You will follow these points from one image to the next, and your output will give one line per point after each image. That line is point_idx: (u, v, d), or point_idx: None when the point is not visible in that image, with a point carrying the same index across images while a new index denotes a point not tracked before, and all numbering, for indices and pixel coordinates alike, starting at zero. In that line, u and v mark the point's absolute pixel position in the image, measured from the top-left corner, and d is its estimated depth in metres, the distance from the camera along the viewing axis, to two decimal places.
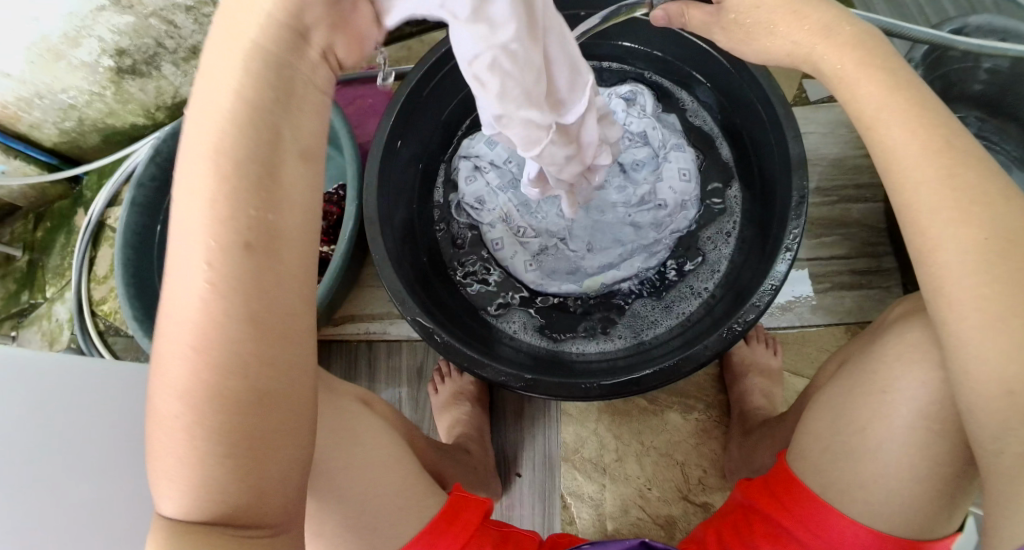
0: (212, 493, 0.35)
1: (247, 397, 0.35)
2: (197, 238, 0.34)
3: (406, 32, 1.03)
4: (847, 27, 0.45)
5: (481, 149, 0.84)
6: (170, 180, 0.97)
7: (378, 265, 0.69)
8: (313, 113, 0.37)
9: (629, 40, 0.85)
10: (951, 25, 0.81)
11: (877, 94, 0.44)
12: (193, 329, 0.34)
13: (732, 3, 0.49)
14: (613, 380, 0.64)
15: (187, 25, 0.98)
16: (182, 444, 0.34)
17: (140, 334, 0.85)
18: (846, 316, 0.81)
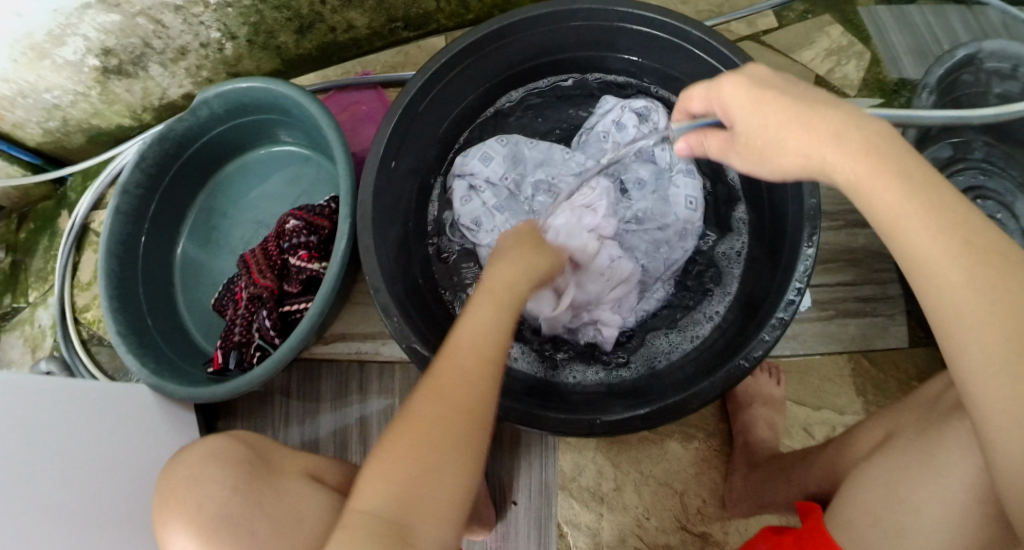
0: (408, 492, 0.47)
1: (462, 417, 0.49)
2: (475, 329, 0.53)
3: (403, 38, 1.04)
4: (856, 131, 0.42)
5: (475, 166, 0.83)
6: (158, 186, 0.93)
7: (372, 289, 0.68)
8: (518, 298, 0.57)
9: (636, 54, 0.83)
10: (965, 50, 0.77)
11: (894, 203, 0.40)
12: (452, 369, 0.51)
13: (741, 124, 0.48)
14: (614, 416, 0.62)
15: (175, 24, 0.93)
16: (404, 447, 0.48)
17: (124, 350, 0.81)
18: (850, 344, 0.79)
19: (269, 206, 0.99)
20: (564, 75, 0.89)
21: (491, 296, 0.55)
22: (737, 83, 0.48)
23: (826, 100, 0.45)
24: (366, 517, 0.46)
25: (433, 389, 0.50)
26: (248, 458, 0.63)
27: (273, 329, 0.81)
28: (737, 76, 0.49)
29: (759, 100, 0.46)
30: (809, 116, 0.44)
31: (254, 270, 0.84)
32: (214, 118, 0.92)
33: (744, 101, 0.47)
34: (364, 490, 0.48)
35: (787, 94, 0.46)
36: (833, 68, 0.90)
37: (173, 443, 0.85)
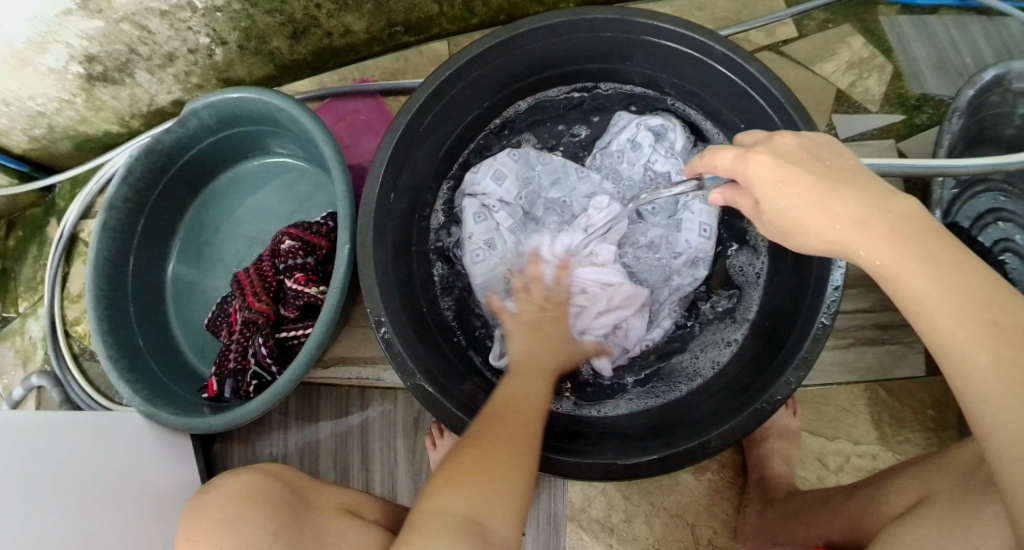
0: (472, 493, 0.48)
1: (514, 429, 0.53)
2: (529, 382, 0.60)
3: (403, 43, 0.99)
4: (881, 219, 0.43)
5: (487, 186, 0.82)
6: (147, 199, 0.89)
7: (373, 321, 0.65)
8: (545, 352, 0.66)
9: (653, 67, 0.78)
10: (994, 70, 0.73)
11: (920, 291, 0.41)
12: (508, 400, 0.56)
13: (765, 206, 0.48)
14: (635, 460, 0.59)
15: (162, 30, 0.88)
16: (466, 455, 0.51)
17: (115, 377, 0.78)
18: (866, 373, 0.78)
19: (263, 222, 0.95)
20: (574, 86, 0.85)
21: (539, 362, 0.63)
22: (765, 158, 0.47)
23: (852, 177, 0.46)
24: (442, 515, 0.47)
25: (498, 418, 0.54)
26: (286, 498, 0.59)
27: (269, 356, 0.78)
28: (763, 148, 0.48)
29: (781, 181, 0.46)
30: (834, 198, 0.45)
31: (249, 292, 0.81)
32: (204, 129, 0.88)
33: (767, 180, 0.47)
34: (436, 493, 0.49)
35: (813, 170, 0.46)
36: (854, 82, 0.87)
37: (172, 470, 0.83)
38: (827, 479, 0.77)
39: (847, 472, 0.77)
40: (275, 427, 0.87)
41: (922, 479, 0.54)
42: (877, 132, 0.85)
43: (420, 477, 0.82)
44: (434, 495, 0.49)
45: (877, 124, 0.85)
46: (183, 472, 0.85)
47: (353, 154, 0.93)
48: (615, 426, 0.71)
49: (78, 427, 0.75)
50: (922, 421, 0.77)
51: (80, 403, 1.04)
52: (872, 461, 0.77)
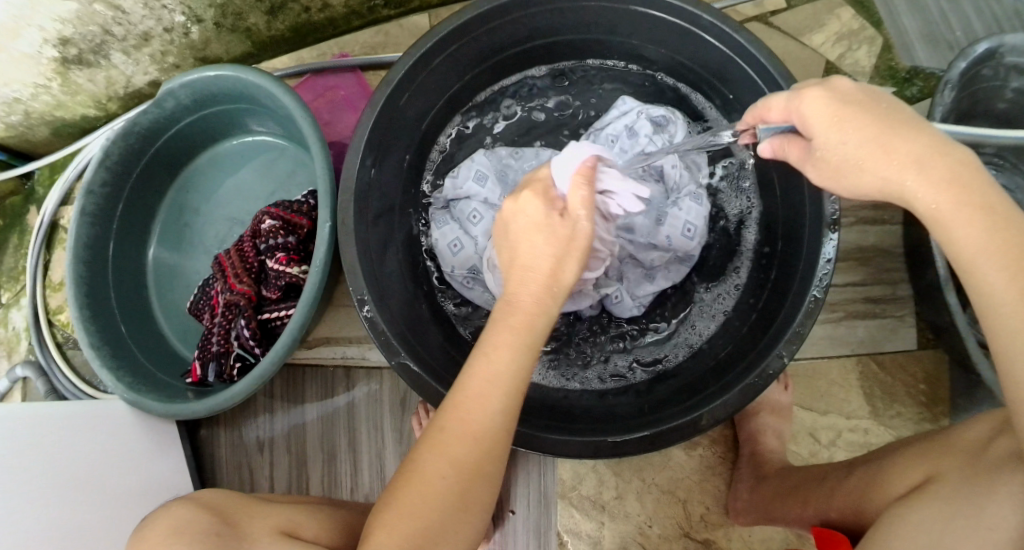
0: (412, 535, 0.47)
1: (466, 447, 0.48)
2: (493, 356, 0.49)
3: (383, 16, 0.96)
4: (941, 161, 0.42)
5: (471, 189, 0.81)
6: (125, 183, 0.87)
7: (355, 300, 0.64)
8: (543, 232, 0.51)
9: (640, 40, 0.77)
10: (986, 44, 0.70)
11: (974, 238, 0.42)
12: (466, 405, 0.48)
13: (819, 141, 0.46)
14: (639, 434, 0.58)
15: (136, 10, 0.85)
16: (417, 493, 0.48)
17: (97, 363, 0.77)
18: (859, 347, 0.77)
19: (246, 203, 0.93)
20: (557, 64, 0.85)
21: (508, 325, 0.49)
22: (823, 93, 0.45)
23: (909, 117, 0.45)
24: None
25: (449, 431, 0.48)
26: (217, 530, 0.56)
27: (251, 339, 0.77)
28: (820, 86, 0.46)
29: (839, 117, 0.44)
30: (893, 136, 0.43)
31: (230, 273, 0.79)
32: (181, 109, 0.85)
33: (824, 116, 0.45)
34: (384, 521, 0.48)
35: (868, 109, 0.45)
36: (844, 54, 0.85)
37: (160, 458, 0.82)
38: (820, 453, 0.76)
39: (840, 447, 0.76)
40: (261, 410, 0.86)
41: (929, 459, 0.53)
42: None
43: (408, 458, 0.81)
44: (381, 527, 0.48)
45: None
46: (171, 458, 0.84)
47: (332, 132, 0.91)
48: (618, 403, 0.69)
49: (65, 415, 0.74)
50: (913, 394, 0.76)
51: (65, 392, 1.02)
52: (864, 435, 0.76)
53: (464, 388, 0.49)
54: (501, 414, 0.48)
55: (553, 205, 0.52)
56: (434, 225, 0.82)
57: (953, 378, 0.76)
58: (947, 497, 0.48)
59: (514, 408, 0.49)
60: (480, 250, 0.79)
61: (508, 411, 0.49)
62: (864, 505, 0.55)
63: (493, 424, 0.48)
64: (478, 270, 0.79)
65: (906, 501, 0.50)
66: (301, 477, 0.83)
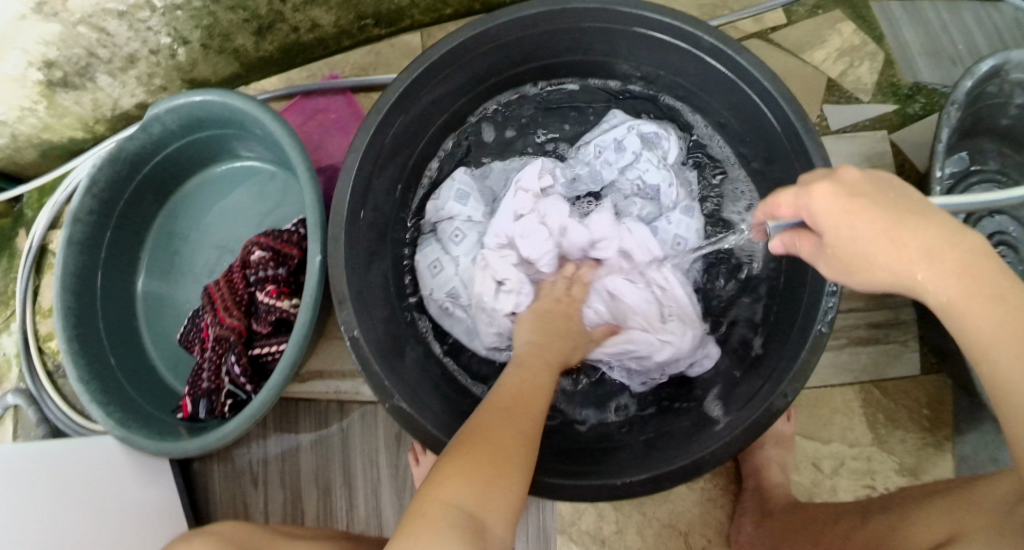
0: (476, 479, 0.46)
1: (513, 409, 0.53)
2: (528, 361, 0.59)
3: (373, 35, 0.94)
4: (949, 251, 0.41)
5: (453, 209, 0.78)
6: (113, 211, 0.85)
7: (347, 338, 0.62)
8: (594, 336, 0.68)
9: (642, 61, 0.74)
10: (992, 61, 0.67)
11: (988, 331, 0.40)
12: (511, 387, 0.55)
13: (828, 237, 0.45)
14: (641, 477, 0.56)
15: (121, 32, 0.83)
16: (479, 442, 0.49)
17: (87, 399, 0.75)
18: (862, 375, 0.75)
19: (233, 229, 0.91)
20: (557, 79, 0.80)
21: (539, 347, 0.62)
22: (830, 189, 0.44)
23: (919, 205, 0.43)
24: (451, 507, 0.44)
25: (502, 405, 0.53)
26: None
27: (242, 374, 0.75)
28: (826, 179, 0.45)
29: (848, 211, 0.43)
30: (901, 228, 0.42)
31: (219, 306, 0.77)
32: (168, 134, 0.83)
33: (833, 211, 0.44)
34: (440, 483, 0.46)
35: (877, 200, 0.43)
36: (845, 70, 0.82)
37: (150, 493, 0.80)
38: (823, 483, 0.74)
39: (843, 476, 0.74)
40: (253, 442, 0.84)
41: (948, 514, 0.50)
42: (870, 123, 0.81)
43: (403, 493, 0.80)
44: (437, 485, 0.46)
45: (869, 114, 0.81)
46: (162, 493, 0.82)
47: (319, 155, 0.89)
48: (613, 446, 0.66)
49: (52, 454, 0.72)
50: (917, 421, 0.74)
51: (56, 421, 1.00)
52: (867, 463, 0.74)
53: (506, 380, 0.57)
54: (543, 403, 0.56)
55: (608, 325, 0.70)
56: (421, 251, 0.79)
57: (957, 404, 0.74)
58: None
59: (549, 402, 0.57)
60: (462, 275, 0.77)
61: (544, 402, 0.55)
62: None
63: (537, 403, 0.54)
64: (458, 293, 0.77)
65: None
66: (293, 512, 0.82)
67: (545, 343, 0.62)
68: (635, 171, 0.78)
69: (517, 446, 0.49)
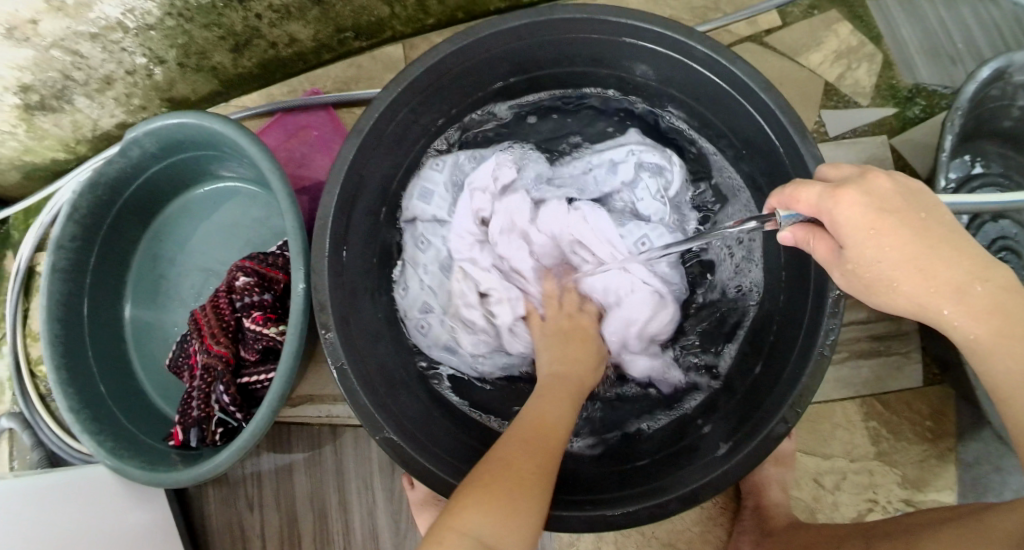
0: (497, 506, 0.45)
1: (530, 439, 0.52)
2: (546, 395, 0.60)
3: (354, 48, 0.92)
4: (980, 288, 0.40)
5: (418, 209, 0.76)
6: (95, 236, 0.83)
7: (333, 368, 0.60)
8: (588, 347, 0.68)
9: (640, 73, 0.72)
10: (995, 64, 0.65)
11: (1015, 375, 0.40)
12: (533, 420, 0.55)
13: (850, 253, 0.42)
14: (631, 506, 0.56)
15: (95, 54, 0.81)
16: (503, 473, 0.48)
17: (76, 429, 0.74)
18: (863, 387, 0.74)
19: (220, 251, 0.90)
20: (553, 91, 0.78)
21: (561, 383, 0.62)
22: (857, 198, 0.41)
23: (952, 228, 0.42)
24: (469, 538, 0.44)
25: (526, 434, 0.53)
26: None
27: (231, 404, 0.74)
28: (854, 185, 0.42)
29: (875, 230, 0.41)
30: (932, 257, 0.41)
31: (206, 333, 0.75)
32: (148, 158, 0.81)
33: (861, 229, 0.41)
34: (459, 510, 0.45)
35: (909, 221, 0.41)
36: (843, 73, 0.80)
37: (146, 521, 0.80)
38: (824, 498, 0.73)
39: (844, 491, 0.73)
40: (247, 463, 0.84)
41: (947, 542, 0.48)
42: (869, 128, 0.79)
43: (400, 516, 0.80)
44: (456, 511, 0.46)
45: (868, 118, 0.79)
46: (156, 519, 0.82)
47: (304, 173, 0.87)
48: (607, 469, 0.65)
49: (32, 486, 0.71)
50: (919, 432, 0.73)
51: (51, 444, 1.00)
52: (869, 477, 0.73)
53: (531, 409, 0.57)
54: (566, 435, 0.55)
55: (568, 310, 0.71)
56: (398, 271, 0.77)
57: (959, 415, 0.73)
58: None
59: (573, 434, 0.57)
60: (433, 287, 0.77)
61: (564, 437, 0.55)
62: None
63: (560, 436, 0.54)
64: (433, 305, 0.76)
65: None
66: (292, 536, 0.82)
67: (564, 374, 0.63)
68: (628, 197, 0.77)
69: (537, 478, 0.49)
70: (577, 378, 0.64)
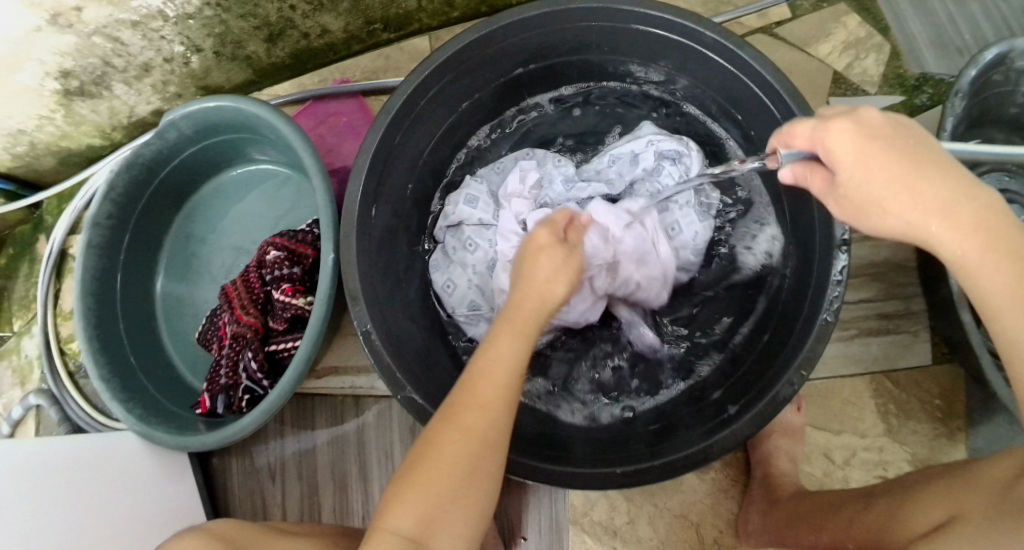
0: (418, 505, 0.47)
1: (463, 413, 0.49)
2: (500, 335, 0.52)
3: (382, 40, 0.96)
4: (966, 207, 0.42)
5: (463, 213, 0.80)
6: (131, 215, 0.87)
7: (359, 332, 0.63)
8: (556, 258, 0.55)
9: (656, 64, 0.76)
10: (997, 48, 0.69)
11: (1004, 288, 0.41)
12: (474, 381, 0.50)
13: (842, 176, 0.45)
14: (627, 468, 0.58)
15: (134, 41, 0.85)
16: (428, 463, 0.49)
17: (108, 396, 0.77)
18: (872, 365, 0.76)
19: (251, 230, 0.93)
20: (579, 84, 0.84)
21: (514, 317, 0.53)
22: (849, 127, 0.45)
23: (939, 156, 0.44)
24: (391, 534, 0.47)
25: (457, 406, 0.50)
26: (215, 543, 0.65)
27: (259, 370, 0.76)
28: (847, 117, 0.46)
29: (865, 154, 0.44)
30: (918, 178, 0.43)
31: (236, 304, 0.79)
32: (183, 140, 0.85)
33: (850, 151, 0.45)
34: (389, 506, 0.48)
35: (895, 144, 0.44)
36: (851, 63, 0.84)
37: (171, 487, 0.83)
38: (834, 474, 0.75)
39: (855, 467, 0.75)
40: (271, 436, 0.87)
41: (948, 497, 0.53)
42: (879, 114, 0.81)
43: None
44: (388, 505, 0.49)
45: (877, 107, 0.81)
46: (182, 486, 0.84)
47: (333, 157, 0.91)
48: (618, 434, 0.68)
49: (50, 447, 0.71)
50: (929, 411, 0.75)
51: (77, 420, 1.02)
52: (879, 454, 0.75)
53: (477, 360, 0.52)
54: (508, 395, 0.50)
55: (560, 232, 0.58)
56: (433, 269, 0.82)
57: (969, 394, 0.75)
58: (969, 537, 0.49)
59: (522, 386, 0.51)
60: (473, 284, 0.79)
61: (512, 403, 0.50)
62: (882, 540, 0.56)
63: (497, 401, 0.50)
64: (478, 304, 0.79)
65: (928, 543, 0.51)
66: (312, 507, 0.84)
67: (525, 301, 0.53)
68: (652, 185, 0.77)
69: (460, 462, 0.48)
70: (530, 309, 0.53)
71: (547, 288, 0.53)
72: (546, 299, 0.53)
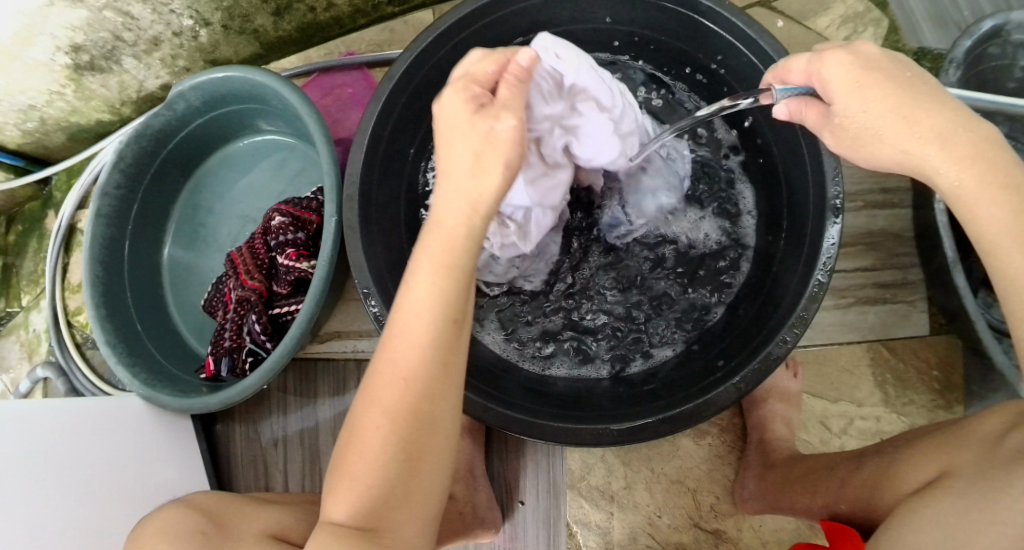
0: (360, 499, 0.48)
1: (389, 395, 0.48)
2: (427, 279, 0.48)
3: (387, 13, 0.98)
4: (965, 136, 0.44)
5: None
6: (139, 185, 0.89)
7: (361, 292, 0.65)
8: (472, 133, 0.47)
9: (652, 33, 0.77)
10: (992, 20, 0.70)
11: (1000, 217, 0.44)
12: (396, 352, 0.48)
13: (839, 106, 0.47)
14: (621, 425, 0.59)
15: (144, 15, 0.87)
16: (364, 452, 0.49)
17: (114, 361, 0.78)
18: (869, 333, 0.77)
19: (255, 200, 0.95)
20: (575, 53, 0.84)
21: (432, 265, 0.48)
22: (846, 57, 0.46)
23: (934, 87, 0.46)
24: (336, 528, 0.48)
25: (380, 385, 0.49)
26: (201, 527, 0.64)
27: (263, 333, 0.78)
28: (842, 49, 0.47)
29: (862, 83, 0.45)
30: (914, 107, 0.45)
31: (241, 270, 0.81)
32: (191, 112, 0.87)
33: (848, 79, 0.46)
34: (334, 497, 0.49)
35: (891, 74, 0.46)
36: (849, 37, 0.85)
37: (178, 452, 0.84)
38: (831, 442, 0.76)
39: (851, 435, 0.76)
40: (274, 405, 0.89)
41: (936, 453, 0.55)
42: None
43: None
44: (332, 498, 0.49)
45: None
46: (187, 453, 0.86)
47: (338, 128, 0.93)
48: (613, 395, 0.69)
49: (30, 412, 0.67)
50: (927, 381, 0.76)
51: (85, 391, 1.04)
52: (876, 423, 0.76)
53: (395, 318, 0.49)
54: (430, 364, 0.48)
55: (475, 97, 0.49)
56: None
57: (967, 365, 0.75)
58: (960, 494, 0.50)
59: (444, 347, 0.48)
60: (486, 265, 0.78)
61: (445, 372, 0.49)
62: (873, 501, 0.58)
63: (419, 372, 0.48)
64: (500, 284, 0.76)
65: (917, 498, 0.53)
66: (316, 471, 0.86)
67: (463, 199, 0.48)
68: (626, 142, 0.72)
69: (391, 448, 0.48)
70: (455, 226, 0.48)
71: (474, 182, 0.48)
72: (476, 202, 0.48)
